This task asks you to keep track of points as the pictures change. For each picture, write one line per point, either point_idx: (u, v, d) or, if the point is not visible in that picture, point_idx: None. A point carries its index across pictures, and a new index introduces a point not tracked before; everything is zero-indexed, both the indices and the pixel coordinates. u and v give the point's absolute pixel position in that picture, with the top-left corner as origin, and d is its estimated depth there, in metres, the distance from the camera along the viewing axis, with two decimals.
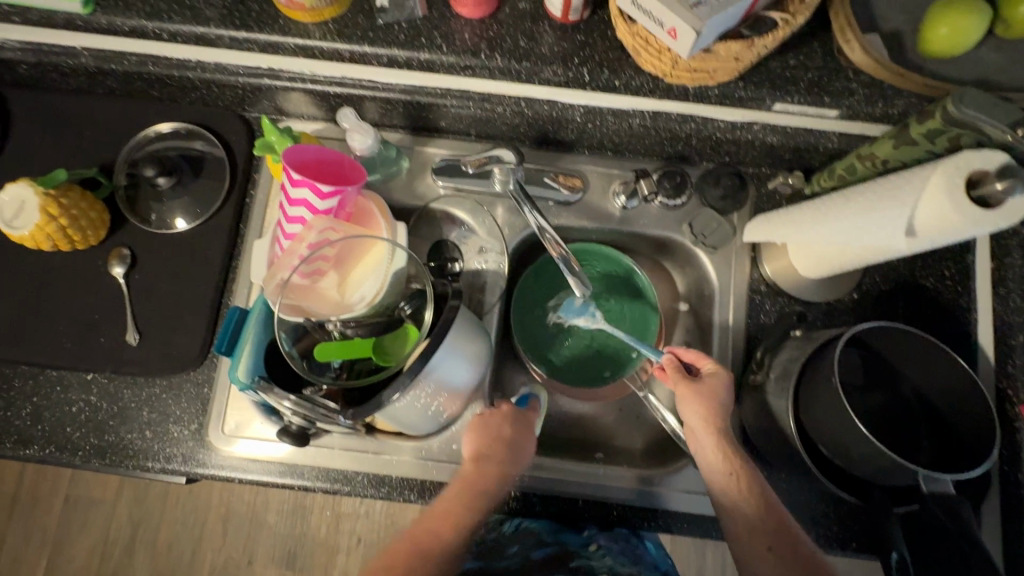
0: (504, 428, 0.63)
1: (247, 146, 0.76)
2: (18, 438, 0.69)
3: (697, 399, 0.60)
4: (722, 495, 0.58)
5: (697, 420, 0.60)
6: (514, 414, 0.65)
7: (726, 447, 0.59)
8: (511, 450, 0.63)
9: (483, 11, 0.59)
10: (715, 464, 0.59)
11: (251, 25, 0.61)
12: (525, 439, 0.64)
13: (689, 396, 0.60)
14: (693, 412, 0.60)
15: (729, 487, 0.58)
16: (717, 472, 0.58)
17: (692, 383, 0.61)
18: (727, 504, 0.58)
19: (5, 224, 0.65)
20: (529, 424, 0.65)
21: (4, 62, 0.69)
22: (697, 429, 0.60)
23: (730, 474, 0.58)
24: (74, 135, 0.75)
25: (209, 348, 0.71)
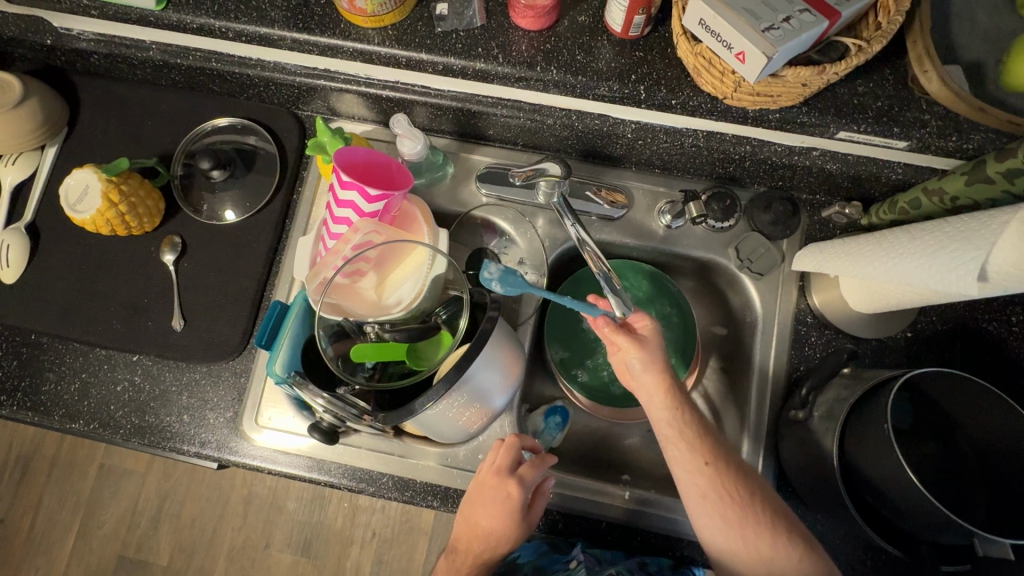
0: (483, 504, 0.59)
1: (298, 145, 0.77)
2: (65, 411, 0.72)
3: (642, 351, 0.59)
4: (667, 437, 0.57)
5: (643, 373, 0.59)
6: (493, 483, 0.59)
7: (673, 393, 0.58)
8: (488, 530, 0.59)
9: (542, 23, 0.59)
10: (662, 411, 0.58)
11: (313, 28, 0.61)
12: (501, 514, 0.58)
13: (634, 352, 0.59)
14: (636, 363, 0.59)
15: (680, 444, 0.57)
16: (665, 423, 0.58)
17: (637, 340, 0.59)
18: (671, 437, 0.57)
19: (69, 208, 0.68)
20: (508, 496, 0.58)
21: (78, 52, 0.72)
22: (640, 379, 0.59)
23: (674, 415, 0.57)
24: (137, 125, 0.78)
25: (250, 339, 0.73)
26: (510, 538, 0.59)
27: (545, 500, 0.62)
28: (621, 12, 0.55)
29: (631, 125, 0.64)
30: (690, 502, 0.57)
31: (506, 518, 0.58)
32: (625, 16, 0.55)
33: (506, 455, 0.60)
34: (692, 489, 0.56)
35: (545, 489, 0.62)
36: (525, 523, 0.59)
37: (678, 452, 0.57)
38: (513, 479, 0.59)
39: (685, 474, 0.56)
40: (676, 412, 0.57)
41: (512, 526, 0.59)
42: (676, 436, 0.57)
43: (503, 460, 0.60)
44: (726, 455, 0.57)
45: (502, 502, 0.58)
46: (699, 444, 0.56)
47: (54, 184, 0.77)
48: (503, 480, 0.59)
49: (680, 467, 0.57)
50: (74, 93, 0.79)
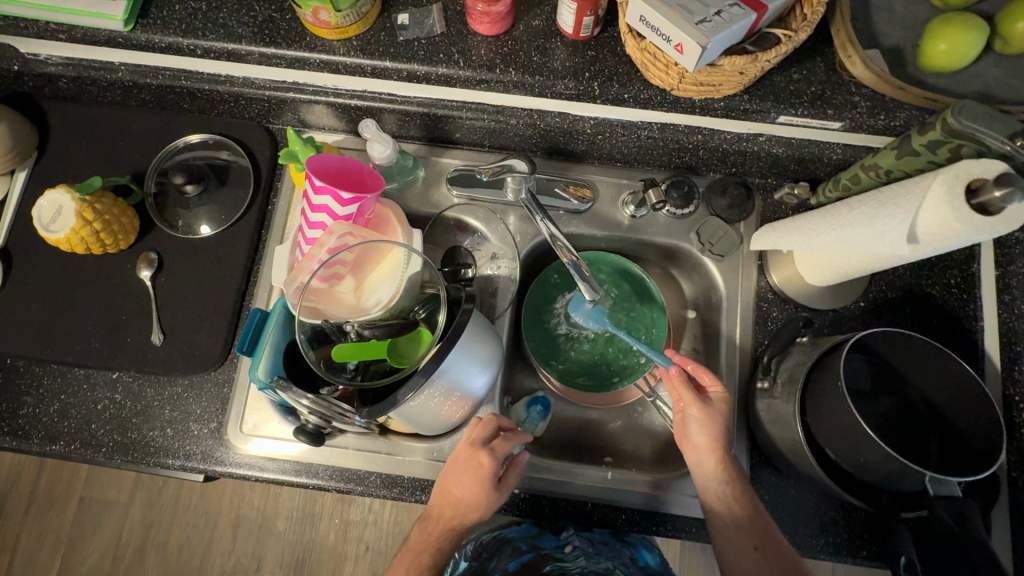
0: (456, 473, 0.62)
1: (271, 157, 0.79)
2: (44, 433, 0.72)
3: (704, 413, 0.62)
4: (716, 501, 0.61)
5: (701, 437, 0.62)
6: (466, 454, 0.62)
7: (724, 464, 0.62)
8: (459, 497, 0.62)
9: (499, 28, 0.62)
10: (711, 474, 0.62)
11: (280, 42, 0.64)
12: (473, 483, 0.61)
13: (694, 412, 0.62)
14: (698, 423, 0.62)
15: (727, 518, 0.61)
16: (712, 492, 0.62)
17: (700, 400, 0.63)
18: (719, 510, 0.61)
19: (42, 228, 0.68)
20: (479, 466, 0.61)
21: (46, 76, 0.73)
22: (696, 440, 0.63)
23: (722, 484, 0.61)
24: (108, 145, 0.79)
25: (231, 348, 0.74)
26: (479, 507, 0.62)
27: (518, 474, 0.64)
28: (571, 14, 0.59)
29: (590, 120, 0.67)
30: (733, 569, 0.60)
31: (478, 488, 0.61)
32: (575, 17, 0.59)
33: (480, 429, 0.63)
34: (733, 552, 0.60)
35: (519, 463, 0.64)
36: (496, 494, 0.62)
37: (722, 517, 0.61)
38: (484, 451, 0.61)
39: (727, 542, 0.61)
40: (728, 485, 0.61)
41: (483, 495, 0.61)
42: (724, 501, 0.61)
43: (479, 433, 0.63)
44: (773, 537, 0.60)
45: (472, 472, 0.61)
46: (746, 522, 0.60)
47: (25, 208, 0.77)
48: (475, 451, 0.62)
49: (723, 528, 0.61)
50: (43, 117, 0.79)
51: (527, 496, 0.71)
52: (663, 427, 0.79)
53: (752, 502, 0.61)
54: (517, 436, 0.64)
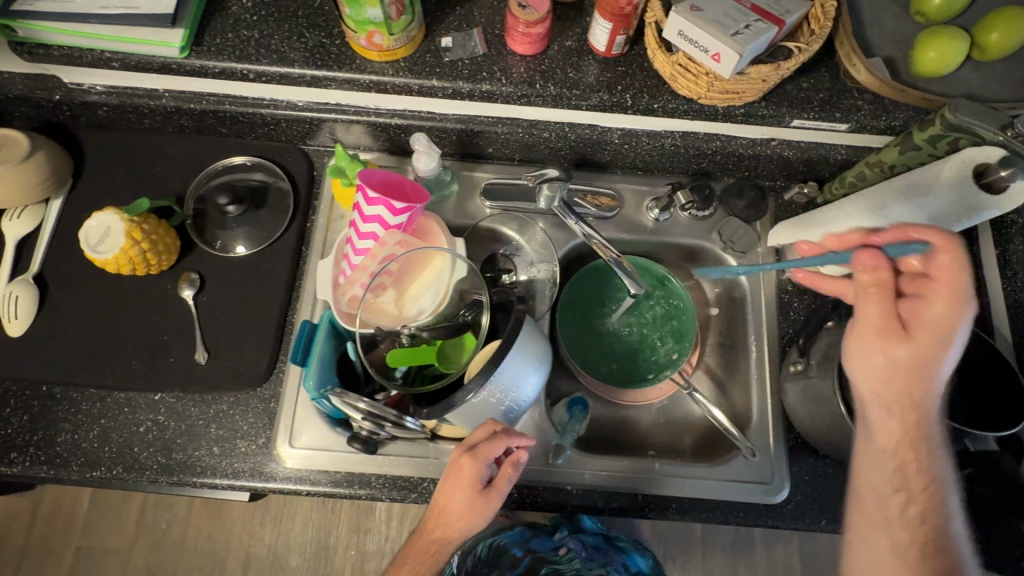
0: (445, 478, 0.65)
1: (309, 177, 0.82)
2: (85, 460, 0.70)
3: (892, 356, 0.52)
4: (881, 455, 0.55)
5: (881, 377, 0.53)
6: (455, 456, 0.64)
7: (912, 410, 0.53)
8: (445, 501, 0.64)
9: (536, 48, 0.67)
10: (891, 425, 0.54)
11: (331, 65, 0.67)
12: (457, 488, 0.63)
13: (894, 343, 0.51)
14: (866, 360, 0.53)
15: (898, 463, 0.54)
16: (885, 441, 0.55)
17: (907, 335, 0.51)
18: (895, 469, 0.54)
19: (90, 249, 0.69)
20: (460, 468, 0.63)
21: (88, 105, 0.75)
22: (880, 380, 0.53)
23: (902, 440, 0.53)
24: (145, 171, 0.80)
25: (277, 362, 0.75)
26: (461, 511, 0.63)
27: (507, 481, 0.63)
28: (605, 33, 0.64)
29: (617, 130, 0.74)
30: (857, 543, 0.56)
31: (463, 492, 0.63)
32: (608, 36, 0.65)
33: (473, 433, 0.65)
34: (868, 531, 0.55)
35: (510, 469, 0.63)
36: (477, 499, 0.63)
37: (875, 480, 0.55)
38: (466, 454, 0.63)
39: (867, 527, 0.55)
40: (913, 459, 0.53)
41: (468, 500, 0.63)
42: (903, 501, 0.54)
43: (471, 437, 0.65)
44: (953, 541, 0.53)
45: (454, 473, 0.63)
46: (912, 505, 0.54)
47: (60, 235, 0.78)
48: (461, 454, 0.64)
49: (884, 507, 0.54)
50: (78, 146, 0.81)
51: (579, 493, 0.73)
52: (698, 419, 0.82)
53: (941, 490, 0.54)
54: (501, 440, 0.63)
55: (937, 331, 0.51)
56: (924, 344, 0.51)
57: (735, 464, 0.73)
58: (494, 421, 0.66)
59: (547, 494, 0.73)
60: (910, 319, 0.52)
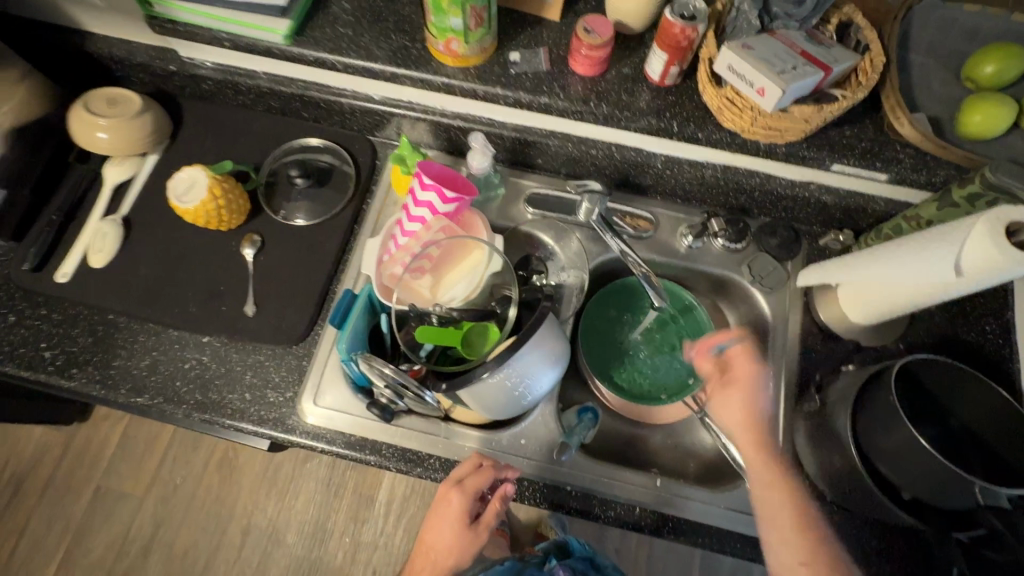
0: (437, 509, 0.72)
1: (371, 164, 0.89)
2: (132, 385, 0.77)
3: (736, 405, 0.63)
4: (756, 490, 0.62)
5: (736, 420, 0.63)
6: (443, 490, 0.71)
7: (761, 445, 0.62)
8: (440, 531, 0.72)
9: (595, 70, 0.73)
10: (756, 469, 0.62)
11: (410, 64, 0.75)
12: (449, 520, 0.70)
13: (724, 391, 0.64)
14: (725, 407, 0.64)
15: (767, 502, 0.61)
16: (760, 481, 0.61)
17: (721, 376, 0.65)
18: (779, 508, 0.60)
19: (176, 198, 0.77)
20: (449, 503, 0.70)
21: (196, 77, 0.86)
22: (731, 423, 0.64)
23: (774, 476, 0.61)
24: (231, 141, 0.90)
25: (315, 325, 0.80)
26: (455, 538, 0.72)
27: (496, 513, 0.71)
28: (660, 63, 0.70)
29: (660, 154, 0.78)
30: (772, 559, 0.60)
31: (454, 522, 0.71)
32: (663, 67, 0.70)
33: (459, 468, 0.71)
34: (783, 545, 0.59)
35: (498, 502, 0.70)
36: (470, 527, 0.71)
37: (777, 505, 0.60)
38: (454, 491, 0.70)
39: (791, 557, 0.58)
40: (785, 494, 0.60)
41: (461, 529, 0.71)
42: (799, 525, 0.59)
43: (457, 471, 0.71)
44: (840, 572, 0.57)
45: (445, 508, 0.71)
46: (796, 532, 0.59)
47: (149, 185, 0.87)
48: (449, 490, 0.70)
49: (775, 521, 0.60)
50: (179, 112, 0.91)
51: (578, 494, 0.74)
52: (707, 447, 0.83)
53: (812, 512, 0.60)
54: (488, 475, 0.69)
55: (746, 374, 0.64)
56: (741, 387, 0.63)
57: (738, 493, 0.73)
58: (480, 454, 0.72)
59: (546, 490, 0.74)
60: (727, 368, 0.65)
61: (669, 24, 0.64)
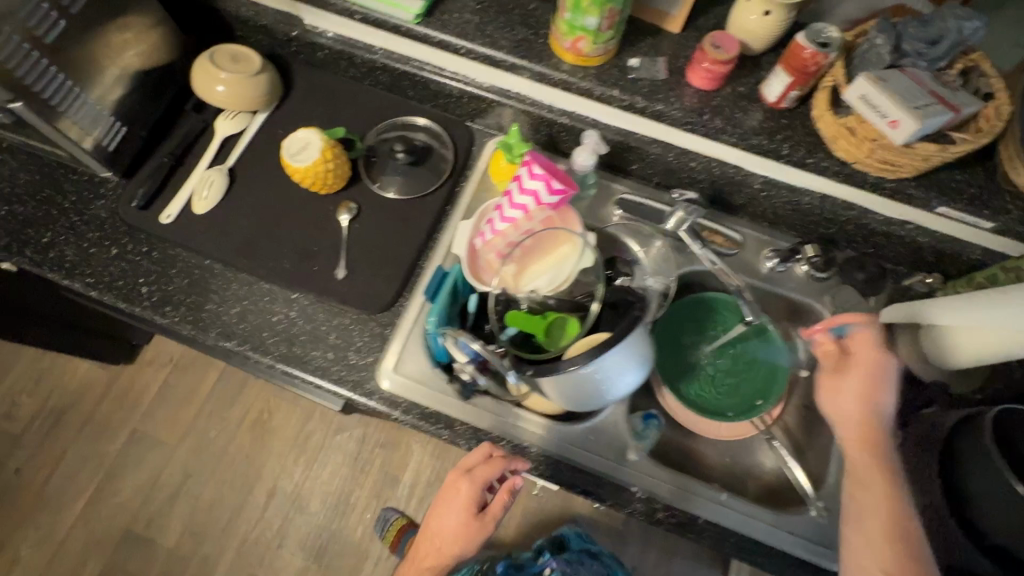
0: (445, 496, 0.79)
1: (468, 149, 0.92)
2: (222, 330, 0.80)
3: (854, 386, 0.69)
4: (859, 484, 0.66)
5: (853, 410, 0.69)
6: (454, 478, 0.78)
7: (874, 442, 0.67)
8: (445, 520, 0.79)
9: (712, 85, 0.75)
10: (869, 466, 0.66)
11: (532, 57, 0.77)
12: (457, 506, 0.78)
13: (850, 375, 0.70)
14: (839, 395, 0.70)
15: (877, 501, 0.64)
16: (873, 478, 0.65)
17: (846, 367, 0.70)
18: (880, 507, 0.63)
19: (289, 156, 0.80)
20: (457, 490, 0.76)
21: (315, 44, 0.89)
22: (847, 411, 0.69)
23: (880, 471, 0.65)
24: (337, 110, 0.93)
25: (401, 297, 0.83)
26: (457, 526, 0.78)
27: (499, 505, 0.77)
28: (780, 86, 0.71)
29: (759, 176, 0.79)
30: (848, 551, 0.63)
31: (461, 511, 0.78)
32: (783, 89, 0.71)
33: (473, 453, 0.75)
34: (868, 541, 0.62)
35: (506, 498, 0.76)
36: (471, 516, 0.78)
37: (871, 490, 0.65)
38: (462, 480, 0.76)
39: (856, 532, 0.64)
40: (888, 493, 0.64)
41: (467, 521, 0.78)
42: (891, 518, 0.63)
43: (467, 462, 0.76)
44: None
45: (452, 496, 0.78)
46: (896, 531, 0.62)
47: (255, 142, 0.90)
48: (458, 479, 0.76)
49: (866, 515, 0.64)
50: (290, 76, 0.95)
51: (644, 498, 0.75)
52: (769, 471, 0.83)
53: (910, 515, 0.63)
54: (499, 463, 0.73)
55: (872, 368, 0.70)
56: (863, 378, 0.69)
57: (804, 518, 0.74)
58: (491, 445, 0.75)
59: (613, 489, 0.75)
60: (851, 355, 0.71)
61: (801, 48, 0.66)
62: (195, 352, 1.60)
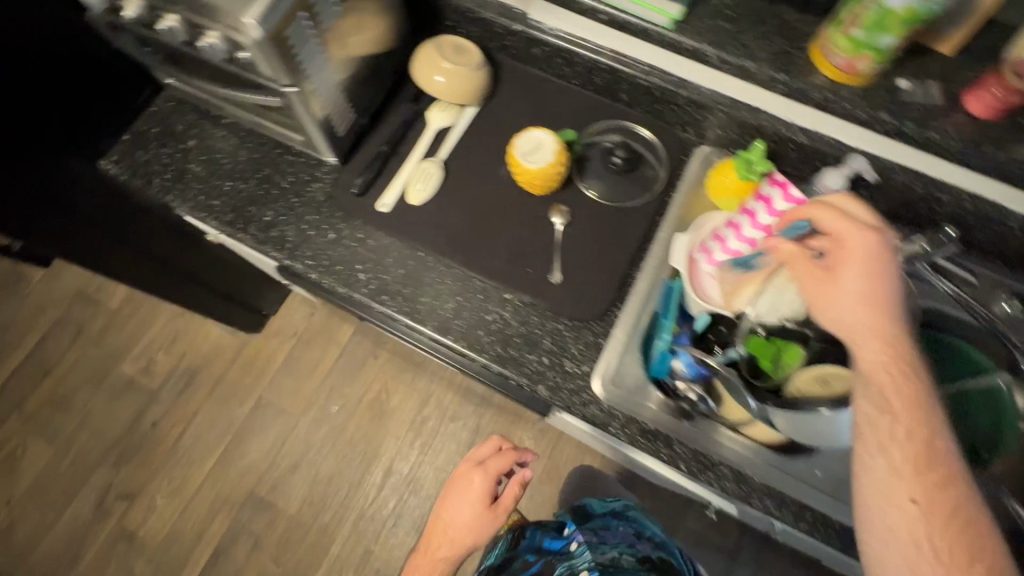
0: (455, 490, 0.93)
1: (679, 158, 0.89)
2: (439, 324, 0.80)
3: (864, 276, 0.59)
4: (875, 380, 0.56)
5: (863, 285, 0.59)
6: (466, 468, 0.94)
7: (891, 344, 0.57)
8: (450, 521, 0.91)
9: (993, 115, 0.70)
10: (880, 360, 0.57)
11: (791, 72, 0.74)
12: (468, 498, 0.91)
13: (856, 258, 0.60)
14: (824, 273, 0.61)
15: (887, 396, 0.55)
16: (883, 373, 0.56)
17: (862, 242, 0.60)
18: (895, 410, 0.55)
19: (522, 156, 0.79)
20: (470, 479, 0.92)
21: (537, 41, 0.87)
22: (846, 287, 0.59)
23: (896, 370, 0.56)
24: (545, 109, 0.92)
25: (614, 307, 0.81)
26: (466, 521, 0.90)
27: (510, 499, 0.91)
28: None
29: None
30: (865, 454, 0.56)
31: (472, 502, 0.91)
32: None
33: (483, 445, 0.96)
34: (904, 458, 0.53)
35: (516, 486, 0.91)
36: (482, 506, 0.91)
37: (918, 412, 0.55)
38: (475, 469, 0.93)
39: (903, 455, 0.53)
40: (910, 398, 0.55)
41: (479, 515, 0.90)
42: (905, 432, 0.54)
43: (479, 451, 0.96)
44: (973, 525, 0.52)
45: (464, 486, 0.92)
46: (930, 454, 0.53)
47: (464, 136, 0.90)
48: (471, 468, 0.93)
49: (878, 431, 0.55)
50: (497, 71, 0.94)
51: None
52: None
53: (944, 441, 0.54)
54: (525, 456, 0.94)
55: (863, 247, 0.60)
56: (862, 255, 0.60)
57: None
58: (501, 438, 0.97)
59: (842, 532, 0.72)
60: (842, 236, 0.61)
61: None
62: (317, 328, 1.63)
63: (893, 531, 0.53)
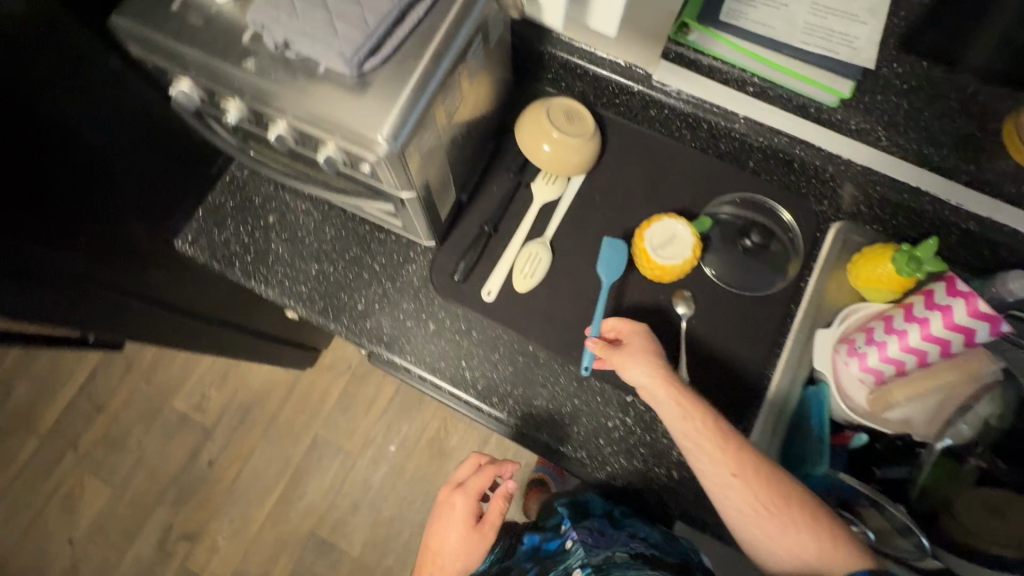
0: (438, 517, 0.79)
1: (814, 235, 0.79)
2: (556, 433, 0.73)
3: (649, 367, 0.65)
4: (690, 445, 0.61)
5: (648, 377, 0.64)
6: (446, 494, 0.80)
7: (681, 398, 0.63)
8: (443, 550, 0.77)
9: None
10: (705, 443, 0.61)
11: None
12: (453, 525, 0.77)
13: (634, 359, 0.66)
14: (640, 377, 0.65)
15: (725, 470, 0.60)
16: (710, 454, 0.60)
17: (620, 348, 0.67)
18: (733, 468, 0.60)
19: (653, 250, 0.72)
20: (451, 505, 0.78)
21: (658, 104, 0.77)
22: (651, 387, 0.64)
23: (712, 434, 0.61)
24: (659, 176, 0.82)
25: (748, 413, 0.73)
26: (455, 551, 0.77)
27: (496, 514, 0.77)
28: None
29: None
30: (736, 518, 0.59)
31: (456, 529, 0.77)
32: None
33: (462, 467, 0.82)
34: (742, 511, 0.59)
35: (502, 500, 0.77)
36: (468, 531, 0.77)
37: (720, 462, 0.60)
38: (455, 494, 0.79)
39: (755, 506, 0.59)
40: (731, 452, 0.60)
41: (464, 539, 0.77)
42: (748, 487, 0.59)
43: (460, 473, 0.81)
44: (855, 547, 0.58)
45: (446, 514, 0.79)
46: (743, 454, 0.60)
47: (571, 210, 0.81)
48: (451, 493, 0.79)
49: (733, 498, 0.59)
50: (603, 131, 0.84)
51: None
52: None
53: (757, 468, 0.60)
54: (508, 467, 0.80)
55: (639, 338, 0.68)
56: (634, 350, 0.67)
57: None
58: (479, 454, 0.83)
59: None
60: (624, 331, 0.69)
61: None
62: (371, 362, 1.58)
63: (788, 546, 0.58)
